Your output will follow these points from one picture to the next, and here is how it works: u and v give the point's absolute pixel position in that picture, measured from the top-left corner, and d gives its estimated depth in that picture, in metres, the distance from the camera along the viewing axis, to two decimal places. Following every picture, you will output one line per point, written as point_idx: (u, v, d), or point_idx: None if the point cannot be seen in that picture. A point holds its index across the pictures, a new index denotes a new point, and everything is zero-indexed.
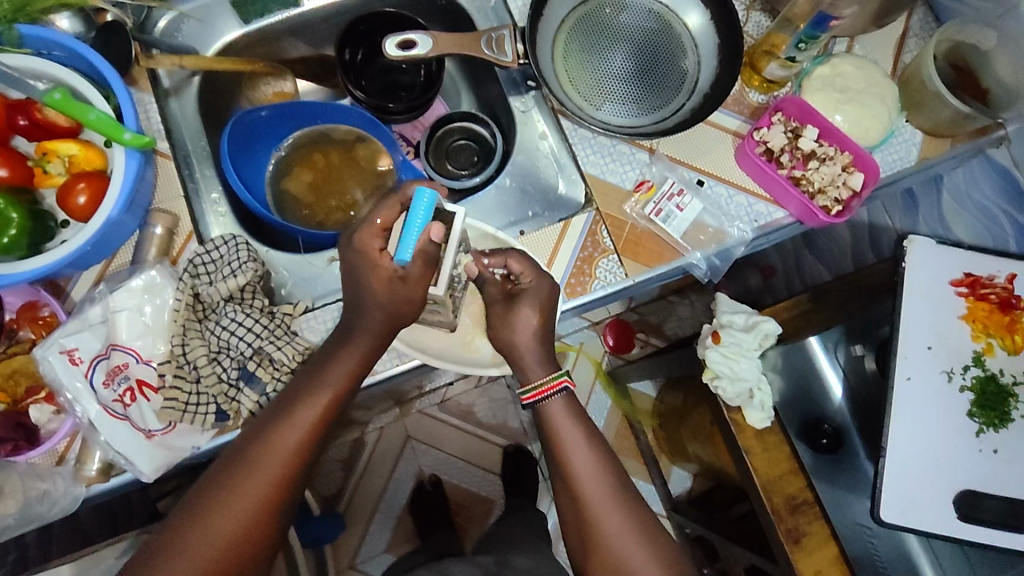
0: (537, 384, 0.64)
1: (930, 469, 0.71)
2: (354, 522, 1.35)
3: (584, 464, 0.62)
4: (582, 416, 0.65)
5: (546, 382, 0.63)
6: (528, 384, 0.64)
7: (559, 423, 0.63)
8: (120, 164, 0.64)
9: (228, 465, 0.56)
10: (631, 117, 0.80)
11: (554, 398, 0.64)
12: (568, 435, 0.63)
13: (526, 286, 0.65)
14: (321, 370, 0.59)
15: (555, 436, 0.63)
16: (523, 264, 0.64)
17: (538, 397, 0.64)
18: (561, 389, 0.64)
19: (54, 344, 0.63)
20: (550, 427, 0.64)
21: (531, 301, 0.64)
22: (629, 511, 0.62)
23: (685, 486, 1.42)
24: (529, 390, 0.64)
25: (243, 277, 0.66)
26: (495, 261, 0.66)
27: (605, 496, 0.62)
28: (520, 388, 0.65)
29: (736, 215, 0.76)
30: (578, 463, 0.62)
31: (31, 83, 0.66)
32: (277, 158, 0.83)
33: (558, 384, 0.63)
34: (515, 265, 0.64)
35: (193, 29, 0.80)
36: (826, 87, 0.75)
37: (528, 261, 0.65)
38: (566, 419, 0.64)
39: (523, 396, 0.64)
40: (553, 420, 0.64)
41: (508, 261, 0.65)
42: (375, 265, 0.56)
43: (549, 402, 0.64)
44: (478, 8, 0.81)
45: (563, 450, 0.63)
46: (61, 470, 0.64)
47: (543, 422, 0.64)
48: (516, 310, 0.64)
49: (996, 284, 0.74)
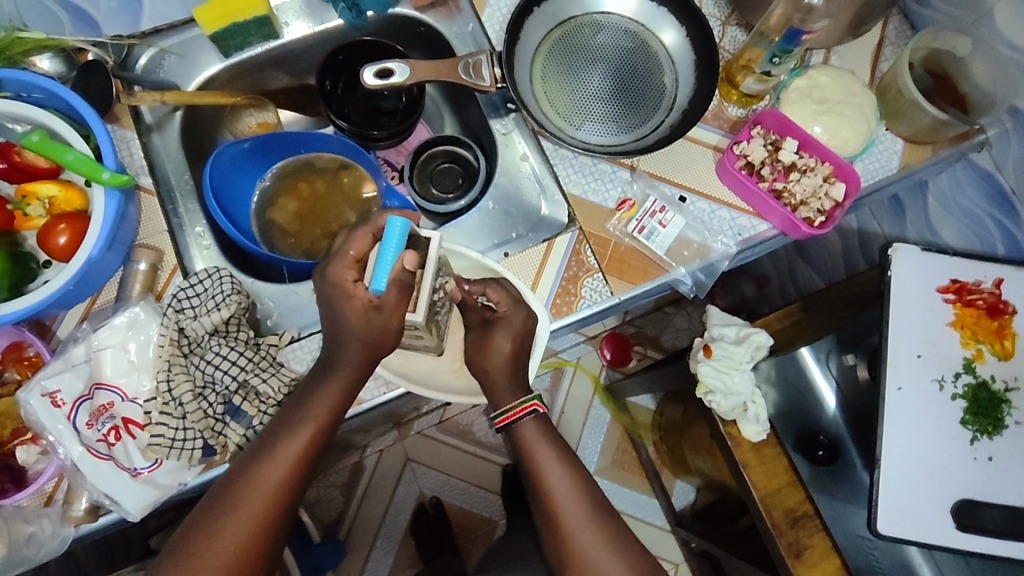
0: (509, 407, 0.64)
1: (926, 480, 0.70)
2: (355, 548, 1.34)
3: (559, 487, 0.62)
4: (557, 436, 0.65)
5: (511, 409, 0.63)
6: (501, 407, 0.64)
7: (533, 445, 0.64)
8: (99, 204, 0.64)
9: (210, 506, 0.55)
10: (611, 136, 0.80)
11: (524, 420, 0.64)
12: (542, 458, 0.63)
13: (501, 315, 0.64)
14: (303, 404, 0.58)
15: (529, 458, 0.63)
16: (500, 294, 0.64)
17: (510, 421, 0.63)
18: (530, 413, 0.64)
19: (36, 387, 0.62)
20: (524, 451, 0.64)
21: (504, 331, 0.63)
22: (609, 535, 0.62)
23: (688, 499, 1.41)
24: (503, 413, 0.64)
25: (226, 310, 0.66)
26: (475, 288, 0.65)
27: (580, 520, 0.61)
28: (493, 412, 0.65)
29: (719, 230, 0.76)
30: (551, 483, 0.62)
31: (10, 126, 0.67)
32: (262, 188, 0.83)
33: (529, 407, 0.63)
34: (493, 294, 0.64)
35: (175, 64, 0.81)
36: (803, 99, 0.76)
37: (504, 289, 0.64)
38: (540, 439, 0.64)
39: (495, 420, 0.64)
40: (525, 443, 0.64)
41: (487, 290, 0.65)
42: (350, 295, 0.56)
43: (520, 424, 0.64)
44: (456, 34, 0.82)
45: (538, 472, 0.63)
46: (49, 511, 0.63)
47: (516, 444, 0.65)
48: (490, 335, 0.63)
49: (983, 290, 0.73)
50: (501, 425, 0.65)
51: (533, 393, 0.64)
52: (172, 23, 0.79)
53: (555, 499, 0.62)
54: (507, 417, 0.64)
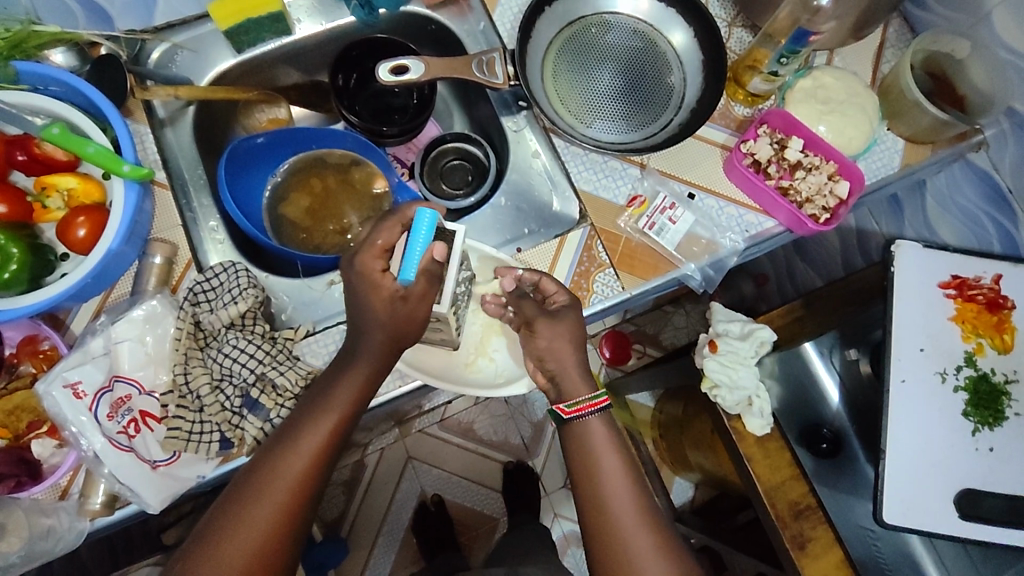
0: (578, 400, 0.64)
1: (930, 471, 0.72)
2: (357, 546, 1.34)
3: (613, 482, 0.61)
4: (618, 433, 0.65)
5: (587, 401, 0.63)
6: (571, 398, 0.64)
7: (596, 440, 0.63)
8: (118, 196, 0.64)
9: (235, 495, 0.56)
10: (621, 133, 0.81)
11: (593, 416, 0.63)
12: (605, 453, 0.62)
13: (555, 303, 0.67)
14: (325, 395, 0.59)
15: (590, 454, 0.62)
16: (556, 284, 0.67)
17: (578, 414, 0.63)
18: (599, 409, 0.64)
19: (57, 378, 0.62)
20: (583, 446, 0.63)
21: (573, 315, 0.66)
22: (659, 534, 0.60)
23: (687, 496, 1.40)
24: (573, 404, 0.63)
25: (243, 303, 0.67)
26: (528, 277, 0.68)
27: (634, 519, 0.60)
28: (560, 402, 0.64)
29: (727, 226, 0.77)
30: (609, 479, 0.61)
31: (29, 119, 0.66)
32: (274, 184, 0.84)
33: (598, 403, 0.64)
34: (547, 285, 0.67)
35: (187, 59, 0.81)
36: (809, 99, 0.78)
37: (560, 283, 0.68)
38: (603, 435, 0.63)
39: (562, 410, 0.63)
40: (591, 440, 0.63)
41: (540, 282, 0.68)
42: (377, 285, 0.57)
43: (587, 419, 0.63)
44: (468, 32, 0.83)
45: (597, 467, 0.62)
46: (65, 505, 0.63)
47: (575, 438, 0.64)
48: (561, 318, 0.65)
49: (982, 285, 0.76)
50: (563, 417, 0.64)
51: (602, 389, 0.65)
52: (184, 18, 0.80)
53: (603, 493, 0.61)
54: (578, 410, 0.63)
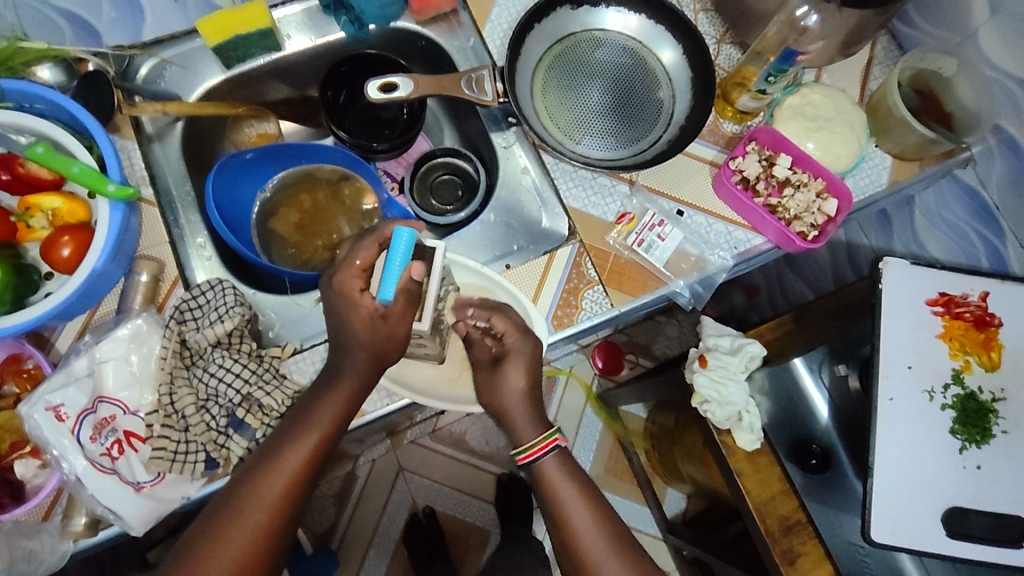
0: (529, 445, 0.64)
1: (917, 490, 0.72)
2: (348, 558, 1.33)
3: (581, 519, 0.62)
4: (578, 472, 0.65)
5: (537, 444, 0.63)
6: (522, 444, 0.64)
7: (556, 481, 0.63)
8: (103, 216, 0.64)
9: (215, 514, 0.56)
10: (610, 150, 0.82)
11: (546, 457, 0.64)
12: (569, 498, 0.62)
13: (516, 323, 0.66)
14: (307, 414, 0.59)
15: (552, 495, 0.63)
16: (506, 322, 0.65)
17: (531, 459, 0.63)
18: (553, 448, 0.64)
19: (40, 401, 0.62)
20: (547, 488, 0.63)
21: (512, 349, 0.64)
22: (638, 569, 0.61)
23: (679, 507, 1.42)
24: (524, 450, 0.64)
25: (230, 322, 0.66)
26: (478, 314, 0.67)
27: (610, 555, 0.61)
28: (514, 449, 0.64)
29: (716, 243, 0.77)
30: (574, 512, 0.62)
31: (13, 138, 0.67)
32: (263, 199, 0.83)
33: (549, 444, 0.63)
34: (498, 322, 0.65)
35: (176, 75, 0.81)
36: (796, 117, 0.77)
37: (511, 319, 0.65)
38: (563, 476, 0.64)
39: (517, 457, 0.64)
40: (550, 482, 0.63)
41: (492, 318, 0.66)
42: (357, 304, 0.57)
43: (542, 462, 0.64)
44: (458, 49, 0.83)
45: (561, 504, 0.62)
46: (48, 526, 0.63)
47: (538, 481, 0.64)
48: (500, 362, 0.65)
49: (970, 303, 0.76)
50: (522, 463, 0.64)
51: (553, 429, 0.65)
52: (173, 34, 0.80)
53: (570, 518, 0.62)
54: (530, 455, 0.63)
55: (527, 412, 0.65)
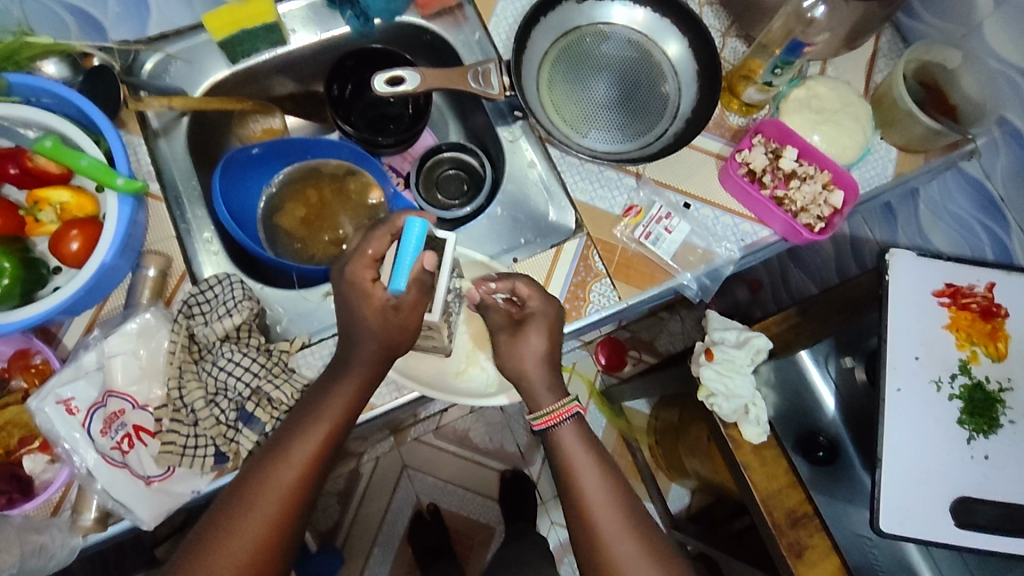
0: (549, 409, 0.63)
1: (925, 481, 0.72)
2: (352, 554, 1.33)
3: (595, 493, 0.61)
4: (592, 441, 0.64)
5: (555, 410, 0.63)
6: (539, 410, 0.64)
7: (570, 450, 0.63)
8: (112, 209, 0.64)
9: (226, 505, 0.56)
10: (616, 143, 0.82)
11: (565, 423, 0.63)
12: (583, 469, 0.62)
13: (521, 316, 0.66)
14: (317, 406, 0.59)
15: (565, 461, 0.63)
16: (530, 287, 0.66)
17: (549, 424, 0.63)
18: (571, 415, 0.64)
19: (49, 395, 0.61)
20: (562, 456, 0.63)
21: (520, 335, 0.64)
22: (642, 546, 0.61)
23: (683, 502, 1.41)
24: (541, 416, 0.63)
25: (238, 316, 0.66)
26: (501, 286, 0.67)
27: (622, 536, 0.60)
28: (530, 414, 0.65)
29: (723, 236, 0.77)
30: (576, 492, 0.61)
31: (21, 132, 0.67)
32: (268, 195, 0.83)
33: (567, 410, 0.63)
34: (522, 288, 0.66)
35: (181, 70, 0.80)
36: (802, 109, 0.78)
37: (534, 284, 0.66)
38: (577, 444, 0.63)
39: (535, 422, 0.64)
40: (565, 449, 0.63)
41: (514, 285, 0.66)
42: (368, 295, 0.57)
43: (559, 428, 0.63)
44: (463, 43, 0.83)
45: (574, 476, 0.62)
46: (57, 521, 0.63)
47: (553, 448, 0.64)
48: (505, 345, 0.64)
49: (976, 293, 0.76)
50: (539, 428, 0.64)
51: (571, 397, 0.65)
52: (178, 29, 0.80)
53: (581, 507, 0.61)
54: (547, 420, 0.63)
55: (529, 386, 0.64)
